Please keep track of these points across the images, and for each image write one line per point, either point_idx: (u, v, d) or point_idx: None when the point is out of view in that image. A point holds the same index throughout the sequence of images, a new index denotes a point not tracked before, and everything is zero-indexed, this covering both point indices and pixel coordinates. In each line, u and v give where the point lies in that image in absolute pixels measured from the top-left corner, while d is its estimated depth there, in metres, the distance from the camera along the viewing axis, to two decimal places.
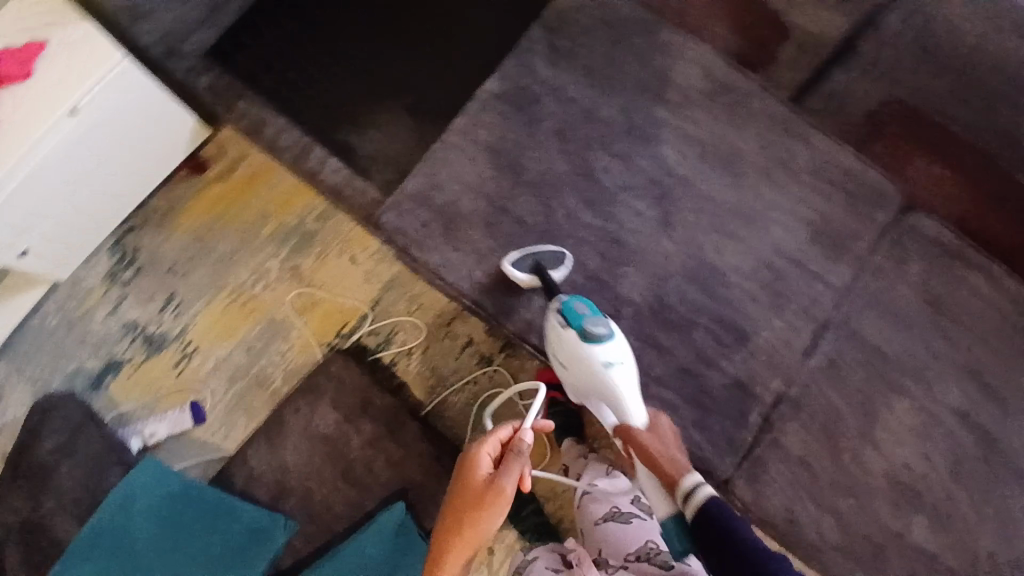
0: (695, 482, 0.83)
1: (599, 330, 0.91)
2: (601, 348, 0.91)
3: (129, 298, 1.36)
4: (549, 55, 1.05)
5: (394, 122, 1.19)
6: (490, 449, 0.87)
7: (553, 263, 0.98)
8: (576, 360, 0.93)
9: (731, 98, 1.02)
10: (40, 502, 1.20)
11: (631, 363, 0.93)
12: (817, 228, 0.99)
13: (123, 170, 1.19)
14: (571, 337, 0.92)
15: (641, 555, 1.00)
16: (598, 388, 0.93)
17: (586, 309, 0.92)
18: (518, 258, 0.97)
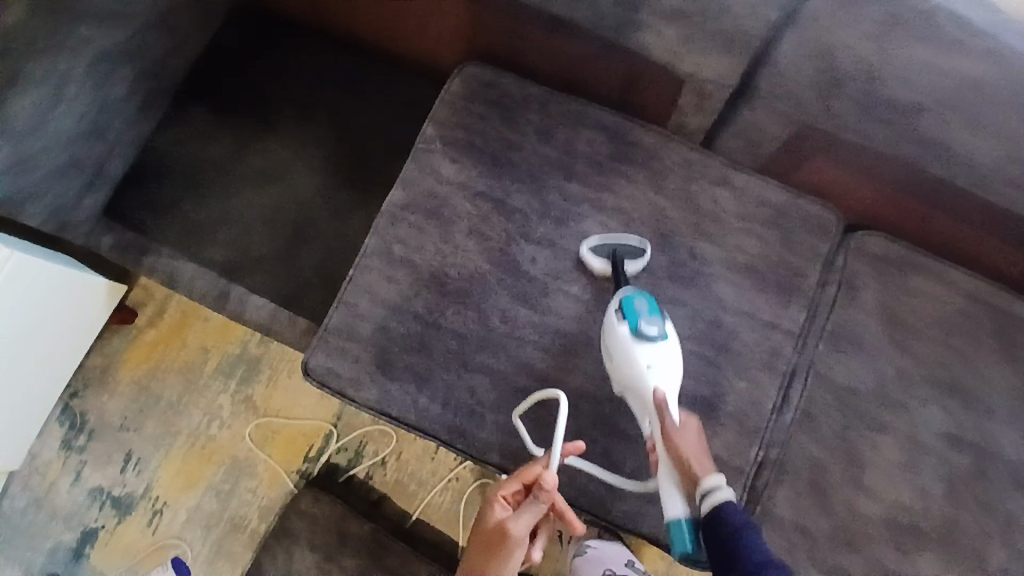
0: (717, 483, 0.76)
1: (654, 331, 0.84)
2: (650, 349, 0.84)
3: (89, 464, 1.25)
4: (448, 151, 1.00)
5: (312, 238, 1.09)
6: (508, 490, 0.81)
7: (632, 254, 0.94)
8: (617, 357, 0.85)
9: (642, 156, 0.99)
10: None
11: (675, 371, 0.85)
12: (760, 273, 0.95)
13: (41, 363, 1.09)
14: (622, 333, 0.85)
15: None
16: (632, 390, 0.85)
17: (645, 307, 0.85)
18: (597, 244, 0.95)
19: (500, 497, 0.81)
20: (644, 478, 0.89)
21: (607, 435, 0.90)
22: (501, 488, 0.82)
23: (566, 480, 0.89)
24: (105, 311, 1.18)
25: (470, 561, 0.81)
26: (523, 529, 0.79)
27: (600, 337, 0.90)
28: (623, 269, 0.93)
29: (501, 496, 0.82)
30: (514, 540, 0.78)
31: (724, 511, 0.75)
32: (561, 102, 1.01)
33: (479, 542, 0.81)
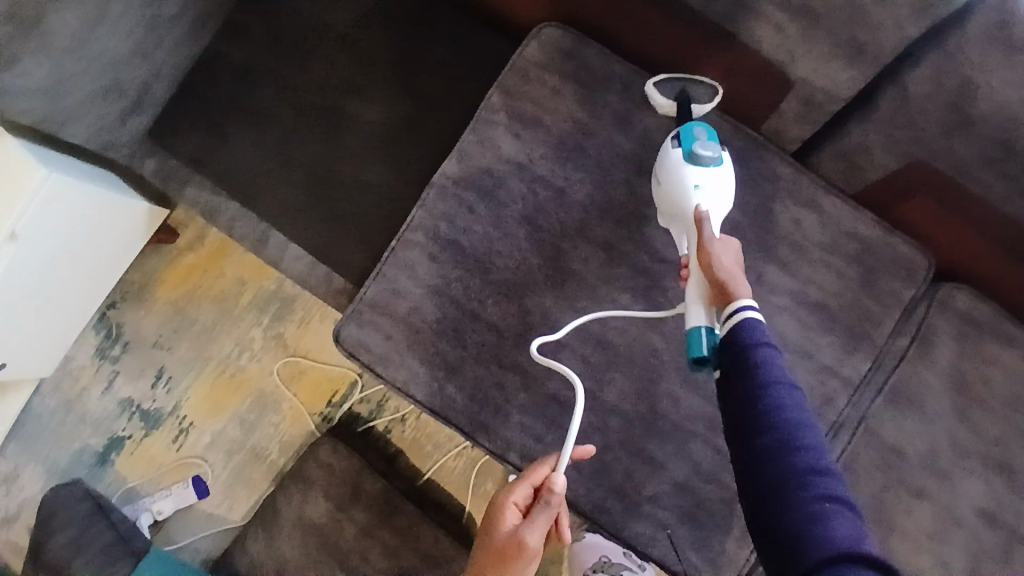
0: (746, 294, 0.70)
1: (708, 154, 0.79)
2: (701, 171, 0.79)
3: (121, 375, 1.30)
4: (512, 125, 0.91)
5: (358, 193, 1.02)
6: (518, 497, 0.77)
7: (703, 95, 0.89)
8: (665, 179, 0.81)
9: (727, 161, 0.89)
10: None
11: (725, 199, 0.80)
12: (829, 312, 0.87)
13: (80, 279, 1.11)
14: (674, 156, 0.81)
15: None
16: (675, 212, 0.80)
17: (704, 134, 0.81)
18: (666, 82, 0.90)
19: (510, 504, 0.77)
20: (662, 505, 0.86)
21: (633, 457, 0.87)
22: (512, 493, 0.77)
23: (583, 493, 0.87)
24: (146, 231, 1.19)
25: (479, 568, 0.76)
26: (539, 538, 0.75)
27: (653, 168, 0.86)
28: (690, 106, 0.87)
29: (511, 502, 0.77)
30: (529, 550, 0.74)
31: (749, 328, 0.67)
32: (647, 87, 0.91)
33: (488, 551, 0.76)
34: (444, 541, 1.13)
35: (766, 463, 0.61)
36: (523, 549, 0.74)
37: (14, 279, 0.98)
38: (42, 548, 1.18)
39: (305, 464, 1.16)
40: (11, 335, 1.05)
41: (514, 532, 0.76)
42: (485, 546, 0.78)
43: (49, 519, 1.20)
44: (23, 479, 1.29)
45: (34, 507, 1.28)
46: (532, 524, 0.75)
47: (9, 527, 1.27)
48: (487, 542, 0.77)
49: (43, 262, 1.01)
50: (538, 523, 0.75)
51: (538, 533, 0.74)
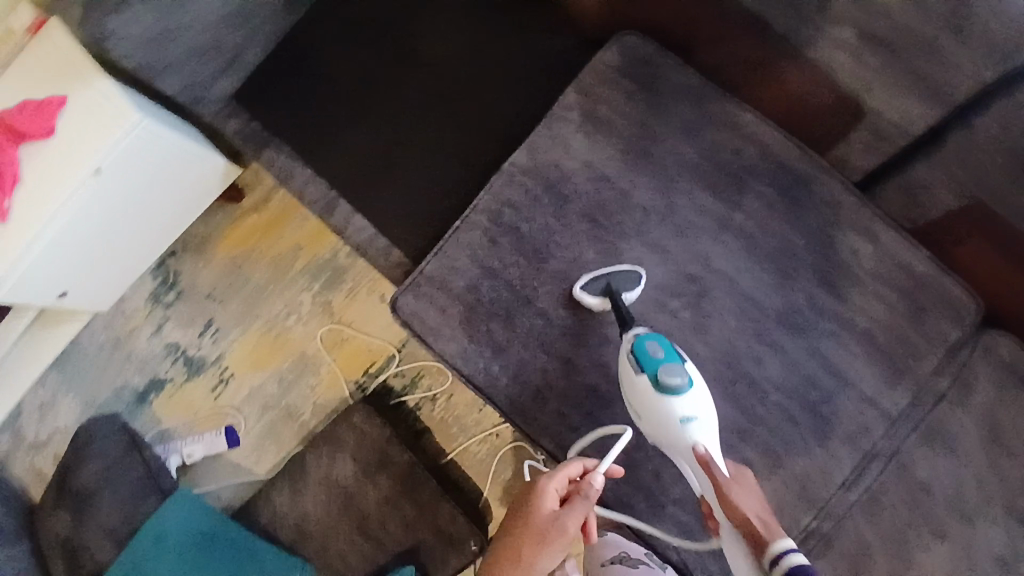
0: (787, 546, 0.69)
1: (676, 380, 0.80)
2: (679, 400, 0.80)
3: (171, 320, 1.36)
4: (583, 124, 0.95)
5: (424, 174, 1.07)
6: (558, 485, 0.81)
7: (629, 281, 0.89)
8: (646, 411, 0.82)
9: (788, 184, 0.91)
10: (83, 524, 1.16)
11: (711, 418, 0.81)
12: (873, 343, 0.89)
13: (148, 221, 1.15)
14: (643, 385, 0.82)
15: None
16: (672, 444, 0.81)
17: (660, 351, 0.82)
18: (590, 280, 0.90)
19: (550, 490, 0.81)
20: (687, 509, 0.88)
21: (664, 458, 0.89)
22: (552, 480, 0.81)
23: (610, 486, 0.89)
24: (219, 185, 1.23)
25: (509, 539, 0.81)
26: (573, 526, 0.79)
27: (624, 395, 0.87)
28: (621, 301, 0.88)
29: (551, 487, 0.81)
30: (561, 536, 0.79)
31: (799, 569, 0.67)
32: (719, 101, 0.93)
33: (521, 526, 0.81)
34: (460, 522, 1.15)
35: None
36: (558, 535, 0.79)
37: (91, 211, 1.01)
38: (70, 475, 1.20)
39: (338, 427, 1.19)
40: (77, 265, 1.10)
41: (553, 518, 0.80)
42: (522, 526, 0.81)
43: (83, 447, 1.24)
44: (60, 409, 1.36)
45: (65, 437, 1.35)
46: (569, 513, 0.79)
47: (38, 453, 1.34)
48: (525, 523, 0.80)
49: (119, 199, 1.05)
50: (578, 515, 0.79)
51: (576, 522, 0.79)
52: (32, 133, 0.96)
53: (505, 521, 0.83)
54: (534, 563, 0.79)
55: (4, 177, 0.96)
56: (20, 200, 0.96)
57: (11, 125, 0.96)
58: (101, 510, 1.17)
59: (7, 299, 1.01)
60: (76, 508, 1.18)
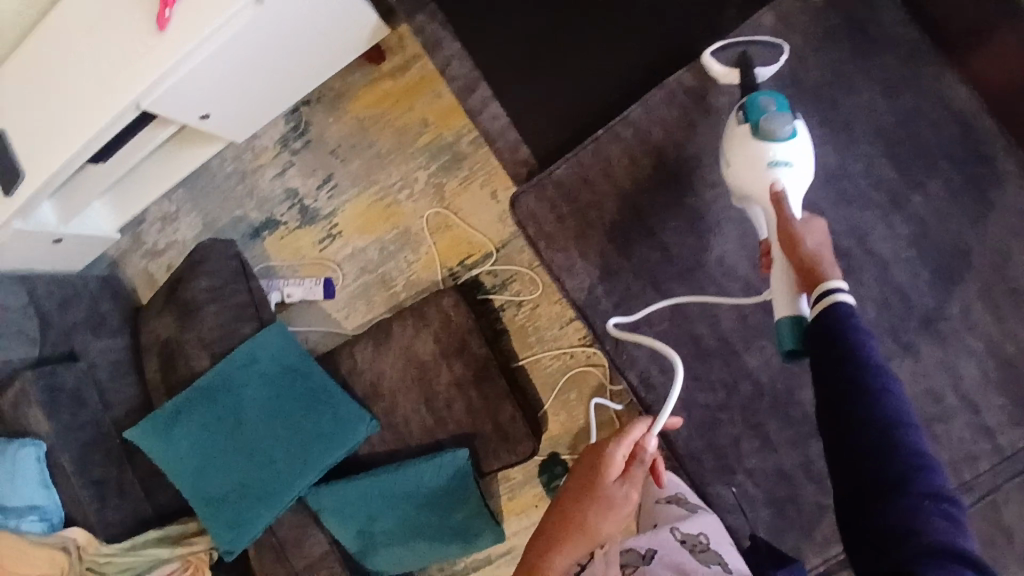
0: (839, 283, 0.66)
1: (779, 126, 0.77)
2: (777, 146, 0.77)
3: (295, 167, 1.41)
4: (767, 57, 0.86)
5: (574, 77, 1.01)
6: (622, 450, 0.78)
7: (764, 55, 0.85)
8: (737, 153, 0.79)
9: (986, 177, 0.80)
10: (184, 329, 1.26)
11: (805, 171, 0.77)
12: (1021, 375, 0.79)
13: (291, 64, 1.16)
14: (742, 129, 0.79)
15: (688, 541, 0.80)
16: (751, 190, 0.78)
17: (772, 104, 0.78)
18: (721, 50, 0.86)
19: (615, 459, 0.78)
20: (754, 480, 0.86)
21: (747, 425, 0.86)
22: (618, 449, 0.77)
23: (683, 436, 0.88)
24: (366, 44, 1.22)
25: (571, 506, 0.78)
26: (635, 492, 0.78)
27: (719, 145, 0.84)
28: (752, 69, 0.83)
29: (617, 456, 0.78)
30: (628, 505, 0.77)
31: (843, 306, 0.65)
32: (922, 69, 0.82)
33: (587, 494, 0.78)
34: (518, 422, 1.19)
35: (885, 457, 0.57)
36: (624, 502, 0.77)
37: (243, 38, 1.03)
38: (182, 285, 1.28)
39: (427, 305, 1.23)
40: (221, 91, 1.13)
41: (614, 485, 0.78)
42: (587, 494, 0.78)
43: (200, 263, 1.29)
44: (181, 223, 1.48)
45: (180, 250, 1.47)
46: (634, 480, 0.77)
47: (154, 260, 1.48)
48: (583, 489, 0.78)
49: (271, 32, 1.05)
50: (638, 481, 0.77)
51: (637, 488, 0.77)
52: None
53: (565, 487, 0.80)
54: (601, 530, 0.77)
55: None
56: (181, 13, 0.98)
57: None
58: (203, 323, 1.26)
59: (153, 107, 1.06)
60: (182, 315, 1.27)
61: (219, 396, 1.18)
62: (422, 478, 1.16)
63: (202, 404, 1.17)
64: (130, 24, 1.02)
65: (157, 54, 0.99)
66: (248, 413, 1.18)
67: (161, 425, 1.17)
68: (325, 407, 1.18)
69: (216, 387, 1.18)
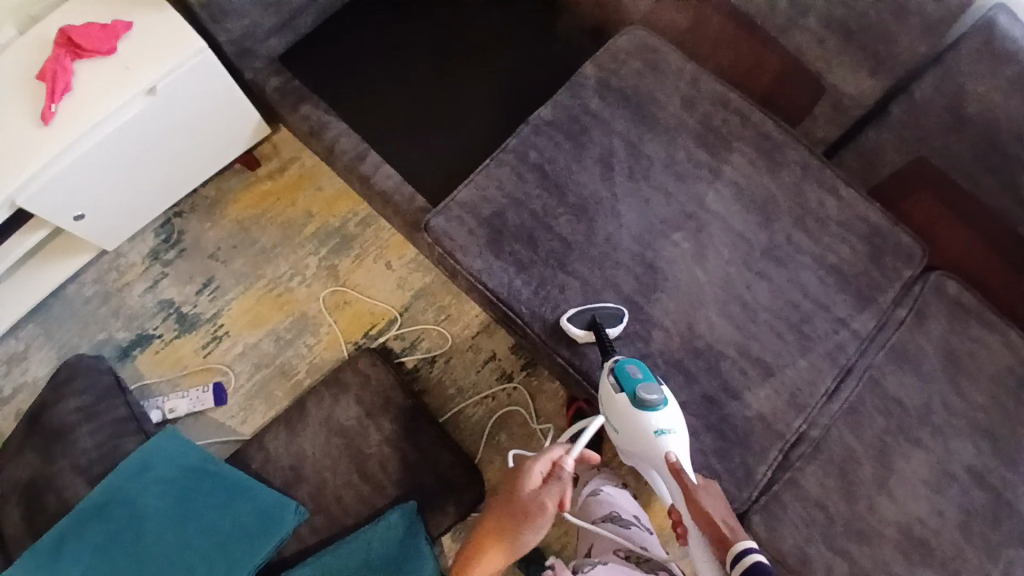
0: (750, 548, 0.77)
1: (653, 397, 0.89)
2: (656, 415, 0.89)
3: (168, 277, 1.36)
4: (599, 90, 1.12)
5: (450, 136, 1.20)
6: (541, 468, 0.84)
7: (608, 319, 0.98)
8: (625, 426, 0.90)
9: (769, 145, 1.09)
10: (51, 458, 1.07)
11: (682, 430, 0.90)
12: (843, 275, 1.03)
13: (175, 161, 1.21)
14: (623, 402, 0.90)
15: (631, 557, 0.98)
16: (646, 454, 0.90)
17: (640, 373, 0.90)
18: (575, 313, 0.99)
19: (533, 473, 0.84)
20: (691, 412, 0.95)
21: (670, 366, 0.97)
22: (536, 463, 0.84)
23: None
24: (246, 143, 1.31)
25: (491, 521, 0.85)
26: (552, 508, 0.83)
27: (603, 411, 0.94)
28: (605, 333, 0.97)
29: (534, 471, 0.84)
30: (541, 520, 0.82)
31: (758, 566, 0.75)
32: (705, 83, 1.12)
33: (506, 511, 0.84)
34: (459, 467, 1.16)
35: None
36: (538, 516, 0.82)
37: (134, 130, 1.08)
38: (45, 411, 1.11)
39: (343, 372, 1.20)
40: (102, 189, 1.13)
41: (533, 498, 0.83)
42: (505, 509, 0.84)
43: (65, 382, 1.13)
44: (29, 362, 1.30)
45: (31, 391, 1.28)
46: (547, 495, 0.83)
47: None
48: (507, 505, 0.84)
49: (161, 126, 1.12)
50: (555, 496, 0.83)
51: (553, 502, 0.83)
52: (96, 49, 1.03)
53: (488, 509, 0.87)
54: (516, 541, 0.83)
55: (57, 84, 1.01)
56: (69, 107, 1.02)
57: (75, 37, 1.03)
58: (77, 445, 1.08)
59: (27, 205, 1.03)
60: (46, 446, 1.08)
61: (109, 516, 0.99)
62: (369, 548, 1.04)
63: (85, 531, 0.97)
64: (4, 123, 1.02)
65: (43, 146, 1.00)
66: (147, 530, 0.99)
67: (42, 558, 0.96)
68: (239, 503, 1.04)
69: (100, 508, 0.99)
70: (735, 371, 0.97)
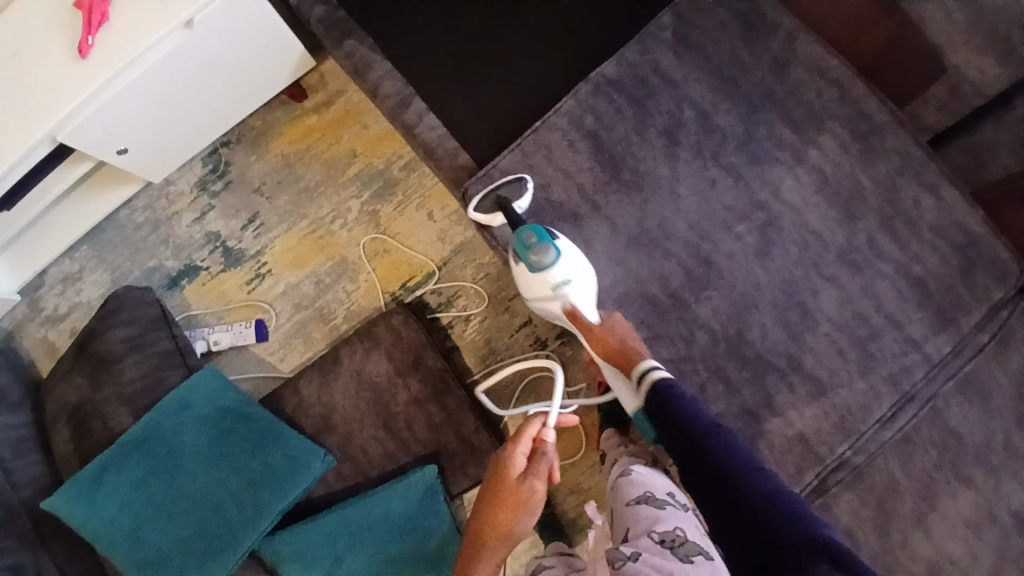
0: (652, 365, 0.84)
1: (546, 256, 0.89)
2: (553, 271, 0.90)
3: (215, 210, 1.36)
4: (674, 47, 0.98)
5: (503, 84, 1.08)
6: (524, 449, 0.85)
7: (516, 192, 0.97)
8: (531, 291, 0.93)
9: (865, 128, 0.94)
10: (100, 385, 1.12)
11: (585, 275, 0.90)
12: (925, 289, 0.91)
13: (216, 95, 1.17)
14: (523, 270, 0.92)
15: (667, 540, 0.76)
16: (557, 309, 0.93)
17: (534, 237, 0.90)
18: (482, 201, 0.97)
19: (517, 455, 0.85)
20: (725, 425, 0.89)
21: (710, 371, 0.90)
22: (517, 448, 0.85)
23: None
24: (289, 75, 1.25)
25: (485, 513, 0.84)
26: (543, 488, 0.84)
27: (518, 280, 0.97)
28: (511, 208, 0.94)
29: (518, 454, 0.85)
30: (536, 502, 0.83)
31: (662, 380, 0.82)
32: (800, 46, 0.96)
33: (499, 499, 0.84)
34: (483, 433, 1.15)
35: (749, 483, 0.72)
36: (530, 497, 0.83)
37: (172, 65, 1.03)
38: (94, 339, 1.15)
39: (375, 326, 1.20)
40: (143, 123, 1.11)
41: (524, 480, 0.84)
42: (497, 497, 0.84)
43: (112, 312, 1.17)
44: (85, 282, 1.36)
45: (85, 311, 1.34)
46: (537, 475, 0.84)
47: (55, 325, 1.34)
48: (497, 492, 0.84)
49: (199, 59, 1.06)
50: (544, 472, 0.84)
51: (543, 479, 0.83)
52: None
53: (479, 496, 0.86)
54: (513, 528, 0.82)
55: (93, 14, 0.96)
56: (106, 40, 0.97)
57: None
58: (124, 375, 1.13)
59: (70, 140, 1.03)
60: (95, 372, 1.13)
61: (153, 448, 1.06)
62: (389, 504, 1.09)
63: (131, 460, 1.04)
64: (44, 53, 0.98)
65: (82, 82, 0.97)
66: (186, 463, 1.06)
67: (82, 488, 1.02)
68: (269, 447, 1.08)
69: (144, 441, 1.06)
70: (782, 385, 0.89)
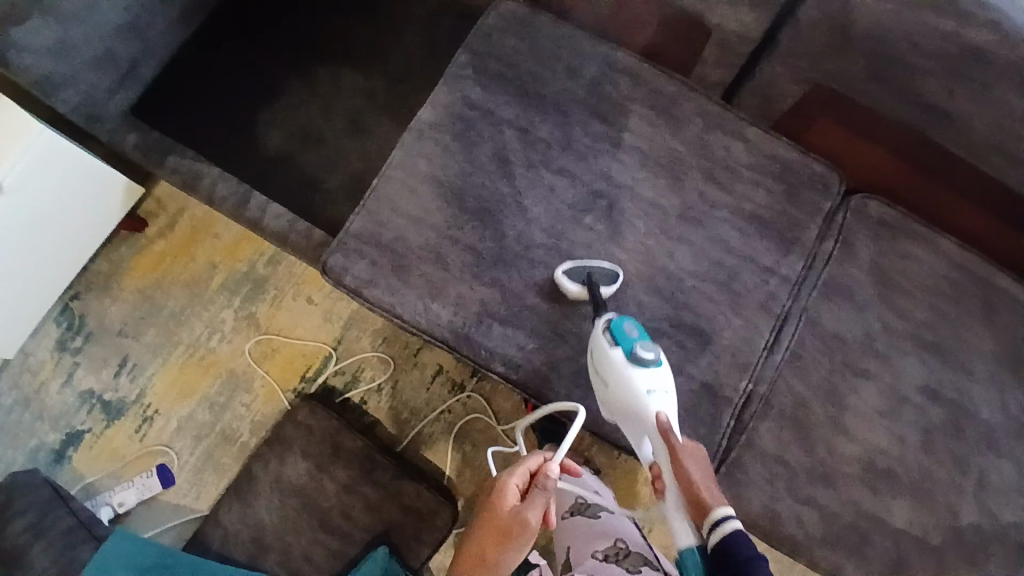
0: (727, 515, 0.75)
1: (650, 355, 0.85)
2: (648, 375, 0.85)
3: (82, 366, 1.26)
4: (477, 79, 1.03)
5: (338, 155, 1.15)
6: (518, 479, 0.84)
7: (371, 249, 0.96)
8: (613, 383, 0.86)
9: (662, 101, 1.03)
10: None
11: (671, 396, 0.87)
12: (763, 222, 0.99)
13: (52, 253, 1.11)
14: (614, 356, 0.86)
15: (610, 556, 0.98)
16: (633, 414, 0.86)
17: (636, 331, 0.86)
18: (571, 269, 0.95)
19: (511, 484, 0.83)
20: None
21: None
22: (512, 474, 0.84)
23: (563, 393, 0.94)
24: (123, 211, 1.20)
25: (473, 539, 0.81)
26: (537, 519, 0.79)
27: (591, 365, 0.89)
28: (599, 292, 0.93)
29: (512, 484, 0.83)
30: (524, 529, 0.78)
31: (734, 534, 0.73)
32: (584, 48, 1.04)
33: (488, 528, 0.81)
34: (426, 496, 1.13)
35: None
36: (521, 527, 0.78)
37: None
38: None
39: (283, 428, 1.20)
40: None
41: (515, 510, 0.81)
42: (489, 525, 0.81)
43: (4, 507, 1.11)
44: None
45: None
46: (530, 504, 0.80)
47: None
48: (489, 525, 0.81)
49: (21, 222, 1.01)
50: (537, 502, 0.80)
51: (536, 510, 0.79)
52: None
53: (472, 527, 0.84)
54: (500, 559, 0.78)
55: None
56: None
57: None
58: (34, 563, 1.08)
59: None
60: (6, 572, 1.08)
61: None
62: None
63: None
64: None
65: None
66: None
67: None
68: None
69: None
70: (672, 347, 0.93)
